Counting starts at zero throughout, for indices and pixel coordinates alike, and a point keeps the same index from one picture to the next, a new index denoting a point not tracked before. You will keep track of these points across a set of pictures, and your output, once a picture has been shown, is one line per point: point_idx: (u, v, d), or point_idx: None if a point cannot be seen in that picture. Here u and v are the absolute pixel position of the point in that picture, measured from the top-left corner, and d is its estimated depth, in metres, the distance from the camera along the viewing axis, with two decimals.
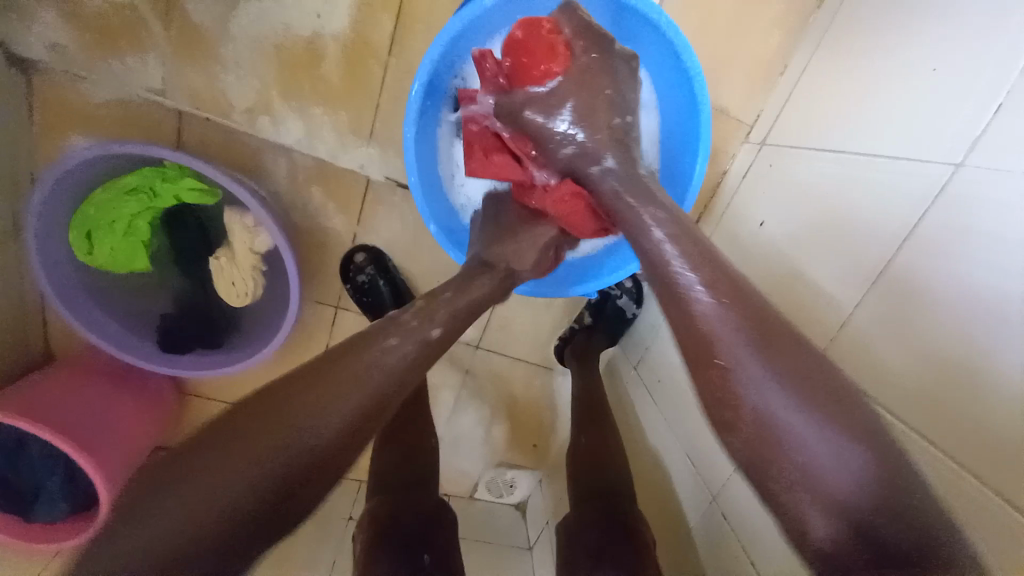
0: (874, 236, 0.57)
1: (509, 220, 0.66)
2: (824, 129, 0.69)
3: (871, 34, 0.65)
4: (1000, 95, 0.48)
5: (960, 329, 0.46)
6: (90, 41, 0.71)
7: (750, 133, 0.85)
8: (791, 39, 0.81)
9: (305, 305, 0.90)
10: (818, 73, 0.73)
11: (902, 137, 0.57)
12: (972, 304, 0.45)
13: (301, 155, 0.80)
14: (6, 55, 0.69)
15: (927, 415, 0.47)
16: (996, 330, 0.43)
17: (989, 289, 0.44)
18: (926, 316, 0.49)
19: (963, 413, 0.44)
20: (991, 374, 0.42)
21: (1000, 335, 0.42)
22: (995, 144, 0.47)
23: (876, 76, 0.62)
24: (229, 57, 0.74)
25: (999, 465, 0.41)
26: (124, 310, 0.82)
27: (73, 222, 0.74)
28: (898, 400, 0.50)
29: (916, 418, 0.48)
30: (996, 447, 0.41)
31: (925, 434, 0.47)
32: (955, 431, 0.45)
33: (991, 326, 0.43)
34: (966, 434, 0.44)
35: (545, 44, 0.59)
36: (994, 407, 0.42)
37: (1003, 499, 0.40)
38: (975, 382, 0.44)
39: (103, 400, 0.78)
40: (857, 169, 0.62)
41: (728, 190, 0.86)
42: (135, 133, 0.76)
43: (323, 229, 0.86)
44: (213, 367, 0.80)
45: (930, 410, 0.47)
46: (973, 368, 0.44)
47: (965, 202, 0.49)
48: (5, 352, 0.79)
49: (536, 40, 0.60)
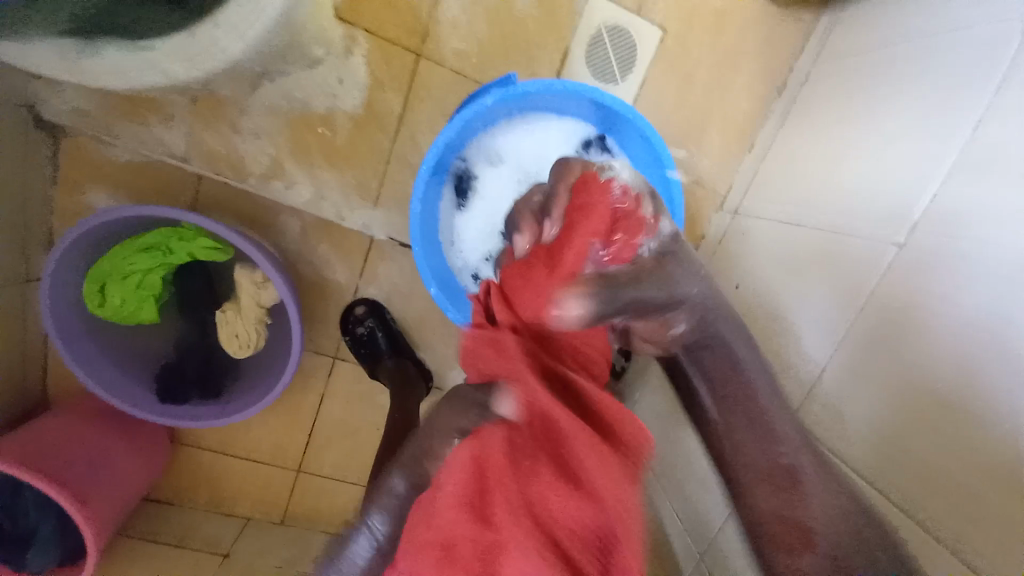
0: (845, 299, 0.62)
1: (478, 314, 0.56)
2: (790, 205, 0.77)
3: (832, 119, 0.75)
4: (934, 181, 0.56)
5: (944, 369, 0.49)
6: (122, 111, 0.77)
7: (723, 201, 0.93)
8: (758, 120, 0.91)
9: (303, 353, 0.94)
10: (782, 152, 0.83)
11: (856, 219, 0.64)
12: (953, 345, 0.49)
13: (310, 214, 0.86)
14: (34, 117, 0.75)
15: (916, 465, 0.50)
16: (988, 370, 0.45)
17: (970, 332, 0.48)
18: (908, 357, 0.53)
19: (955, 455, 0.47)
20: (979, 412, 0.46)
21: (989, 374, 0.45)
22: (939, 216, 0.54)
23: (833, 160, 0.71)
24: (250, 127, 0.80)
25: (966, 526, 0.45)
26: (125, 355, 0.85)
27: (88, 273, 0.77)
28: (888, 444, 0.53)
29: (903, 468, 0.51)
30: (990, 484, 0.44)
31: (916, 489, 0.50)
32: (950, 477, 0.47)
33: (956, 396, 0.47)
34: (964, 475, 0.46)
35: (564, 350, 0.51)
36: (955, 470, 0.47)
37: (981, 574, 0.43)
38: (963, 422, 0.47)
39: (104, 449, 0.80)
40: (818, 240, 0.69)
41: (707, 249, 0.93)
42: (154, 191, 0.82)
43: (328, 280, 0.90)
44: (216, 418, 0.81)
45: (926, 456, 0.49)
46: (944, 433, 0.48)
47: (936, 256, 0.54)
48: (9, 397, 0.81)
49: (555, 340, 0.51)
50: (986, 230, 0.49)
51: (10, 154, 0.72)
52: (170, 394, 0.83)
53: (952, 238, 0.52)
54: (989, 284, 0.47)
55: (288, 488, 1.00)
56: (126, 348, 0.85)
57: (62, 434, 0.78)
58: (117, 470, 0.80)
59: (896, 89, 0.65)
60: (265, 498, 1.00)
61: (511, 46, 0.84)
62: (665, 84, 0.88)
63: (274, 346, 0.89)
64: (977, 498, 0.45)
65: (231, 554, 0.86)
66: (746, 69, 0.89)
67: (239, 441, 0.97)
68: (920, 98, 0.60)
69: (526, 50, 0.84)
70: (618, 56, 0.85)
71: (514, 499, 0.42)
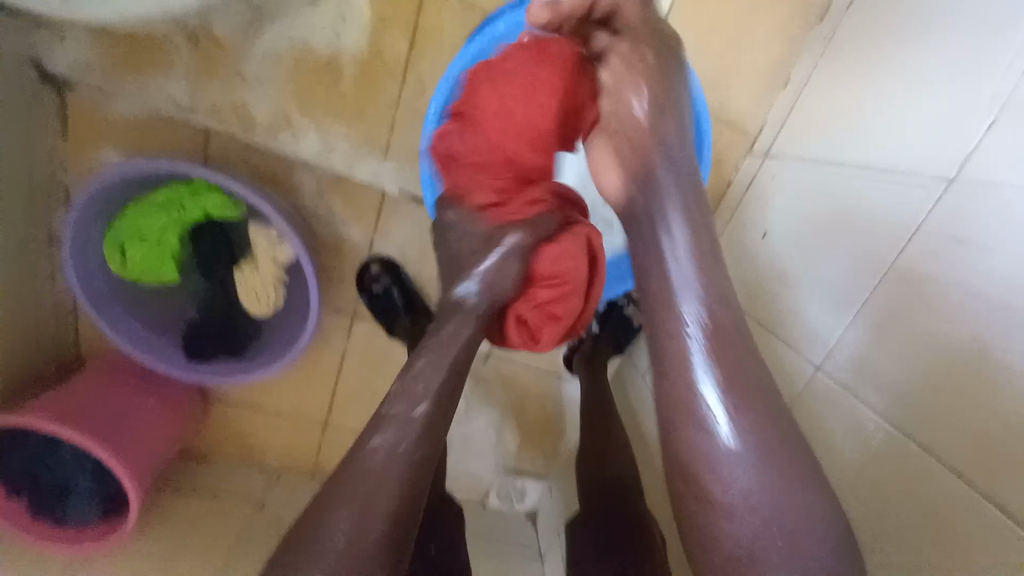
0: (882, 240, 0.58)
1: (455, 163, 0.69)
2: (826, 141, 0.71)
3: (876, 41, 0.67)
4: (995, 105, 0.50)
5: (975, 320, 0.46)
6: (121, 63, 0.75)
7: (753, 144, 0.87)
8: (792, 51, 0.83)
9: (321, 312, 0.94)
10: (821, 84, 0.76)
11: (900, 151, 0.59)
12: (983, 299, 0.46)
13: (320, 169, 0.84)
14: (37, 72, 0.74)
15: (938, 418, 0.48)
16: (1018, 322, 0.43)
17: (1006, 283, 0.44)
18: (940, 308, 0.50)
19: (977, 412, 0.45)
20: (1009, 363, 0.43)
21: (1018, 327, 0.43)
22: (996, 145, 0.49)
23: (875, 88, 0.65)
24: (252, 78, 0.77)
25: (992, 473, 0.43)
26: (149, 316, 0.87)
27: (107, 235, 0.78)
28: (908, 398, 0.51)
29: (926, 424, 0.49)
30: (1012, 430, 0.42)
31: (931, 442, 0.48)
32: (960, 433, 0.46)
33: (998, 350, 0.44)
34: (985, 427, 0.44)
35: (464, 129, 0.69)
36: (988, 422, 0.44)
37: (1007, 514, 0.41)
38: (995, 372, 0.44)
39: (136, 402, 0.83)
40: (854, 178, 0.64)
41: (735, 196, 0.88)
42: (165, 149, 0.81)
43: (341, 238, 0.89)
44: (238, 373, 0.84)
45: (952, 410, 0.47)
46: (978, 390, 0.45)
47: (976, 194, 0.49)
48: (41, 357, 0.84)
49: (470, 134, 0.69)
50: None
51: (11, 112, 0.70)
52: (195, 352, 0.85)
53: (1002, 171, 0.47)
54: None
55: (314, 443, 1.04)
56: (150, 309, 0.87)
57: (88, 391, 0.80)
58: (152, 428, 0.83)
59: None
60: (291, 455, 1.05)
61: None
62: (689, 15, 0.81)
63: (292, 305, 0.89)
64: (998, 449, 0.43)
65: (266, 503, 0.96)
66: None
67: (262, 398, 1.00)
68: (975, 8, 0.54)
69: None
70: None
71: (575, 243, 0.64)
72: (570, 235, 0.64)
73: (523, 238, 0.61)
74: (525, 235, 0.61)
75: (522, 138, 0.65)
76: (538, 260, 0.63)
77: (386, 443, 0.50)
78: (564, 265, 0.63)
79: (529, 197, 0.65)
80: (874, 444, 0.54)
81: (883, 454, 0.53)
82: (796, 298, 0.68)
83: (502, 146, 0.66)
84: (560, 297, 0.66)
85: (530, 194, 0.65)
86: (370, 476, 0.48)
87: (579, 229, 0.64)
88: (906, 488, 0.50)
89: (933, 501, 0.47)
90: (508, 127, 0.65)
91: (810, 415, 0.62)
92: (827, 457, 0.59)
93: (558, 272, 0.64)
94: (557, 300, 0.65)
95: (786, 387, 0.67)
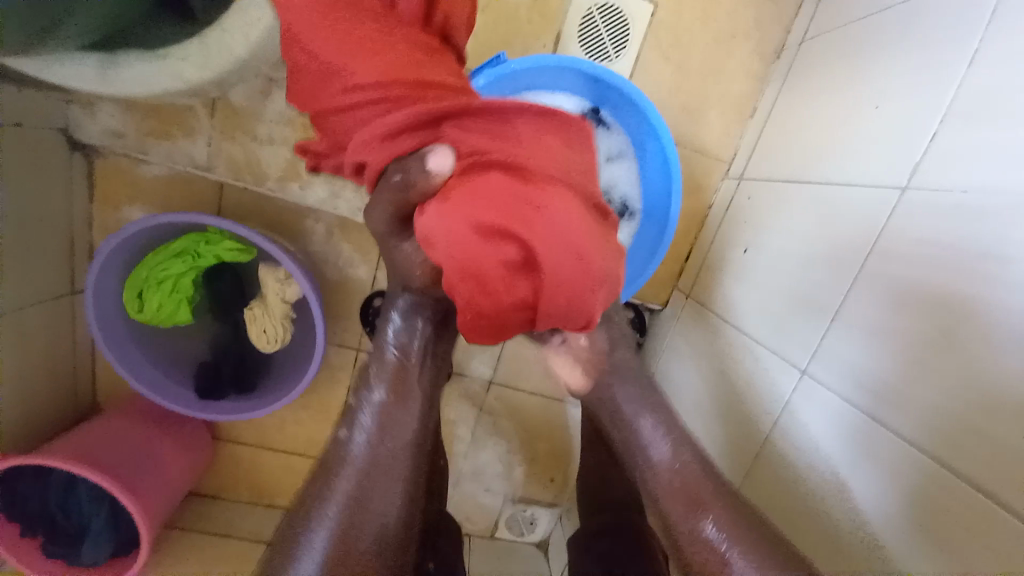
0: (853, 250, 0.62)
1: (331, 119, 0.52)
2: (793, 160, 0.76)
3: (834, 66, 0.73)
4: (935, 119, 0.55)
5: (956, 317, 0.48)
6: (146, 128, 0.82)
7: (729, 167, 0.93)
8: (758, 83, 0.91)
9: (329, 348, 0.97)
10: (783, 109, 0.83)
11: (858, 165, 0.64)
12: (961, 298, 0.48)
13: (327, 214, 0.90)
14: (68, 140, 0.81)
15: (925, 416, 0.49)
16: (997, 317, 0.45)
17: (982, 282, 0.46)
18: (922, 311, 0.51)
19: (964, 406, 0.46)
20: (990, 357, 0.45)
21: (998, 321, 0.44)
22: (940, 153, 0.53)
23: (833, 111, 0.70)
24: (263, 134, 0.84)
25: (987, 467, 0.44)
26: (164, 357, 0.90)
27: (126, 282, 0.83)
28: (895, 399, 0.52)
29: (915, 423, 0.50)
30: (1000, 421, 0.43)
31: (917, 440, 0.49)
32: (949, 431, 0.47)
33: (978, 344, 0.46)
34: (973, 421, 0.45)
35: (307, 78, 0.51)
36: (973, 411, 0.45)
37: (1004, 505, 0.42)
38: (974, 362, 0.46)
39: (150, 444, 0.86)
40: (823, 193, 0.68)
41: (716, 217, 0.92)
42: (182, 202, 0.88)
43: (348, 277, 0.94)
44: (248, 410, 0.86)
45: (939, 408, 0.48)
46: (963, 386, 0.46)
47: (931, 199, 0.53)
48: (62, 404, 0.87)
49: (302, 75, 0.51)
50: (984, 163, 0.49)
51: (46, 175, 0.78)
52: (208, 392, 0.88)
53: (951, 175, 0.52)
54: (995, 216, 0.46)
55: None
56: (163, 351, 0.91)
57: (102, 436, 0.83)
58: (165, 468, 0.86)
59: (893, 28, 0.63)
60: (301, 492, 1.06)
61: (505, 32, 0.86)
62: (662, 57, 0.88)
63: (302, 341, 0.93)
64: (987, 440, 0.44)
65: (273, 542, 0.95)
66: (743, 35, 0.89)
67: (274, 436, 1.02)
68: (910, 34, 0.60)
69: (519, 35, 0.86)
70: (610, 33, 0.86)
71: (486, 199, 0.45)
72: (448, 201, 0.45)
73: (396, 187, 0.49)
74: (399, 177, 0.49)
75: (351, 64, 0.48)
76: (432, 252, 0.48)
77: (366, 443, 0.51)
78: (450, 257, 0.46)
79: (399, 132, 0.49)
80: (864, 447, 0.55)
81: (875, 458, 0.53)
82: (780, 308, 0.71)
83: (365, 78, 0.48)
84: (481, 287, 0.47)
85: (394, 122, 0.48)
86: (359, 472, 0.49)
87: (478, 173, 0.46)
88: (898, 491, 0.51)
89: (928, 496, 0.48)
90: (343, 55, 0.48)
91: (798, 422, 0.64)
92: (824, 464, 0.59)
93: (455, 264, 0.46)
94: (474, 282, 0.47)
95: (774, 394, 0.68)
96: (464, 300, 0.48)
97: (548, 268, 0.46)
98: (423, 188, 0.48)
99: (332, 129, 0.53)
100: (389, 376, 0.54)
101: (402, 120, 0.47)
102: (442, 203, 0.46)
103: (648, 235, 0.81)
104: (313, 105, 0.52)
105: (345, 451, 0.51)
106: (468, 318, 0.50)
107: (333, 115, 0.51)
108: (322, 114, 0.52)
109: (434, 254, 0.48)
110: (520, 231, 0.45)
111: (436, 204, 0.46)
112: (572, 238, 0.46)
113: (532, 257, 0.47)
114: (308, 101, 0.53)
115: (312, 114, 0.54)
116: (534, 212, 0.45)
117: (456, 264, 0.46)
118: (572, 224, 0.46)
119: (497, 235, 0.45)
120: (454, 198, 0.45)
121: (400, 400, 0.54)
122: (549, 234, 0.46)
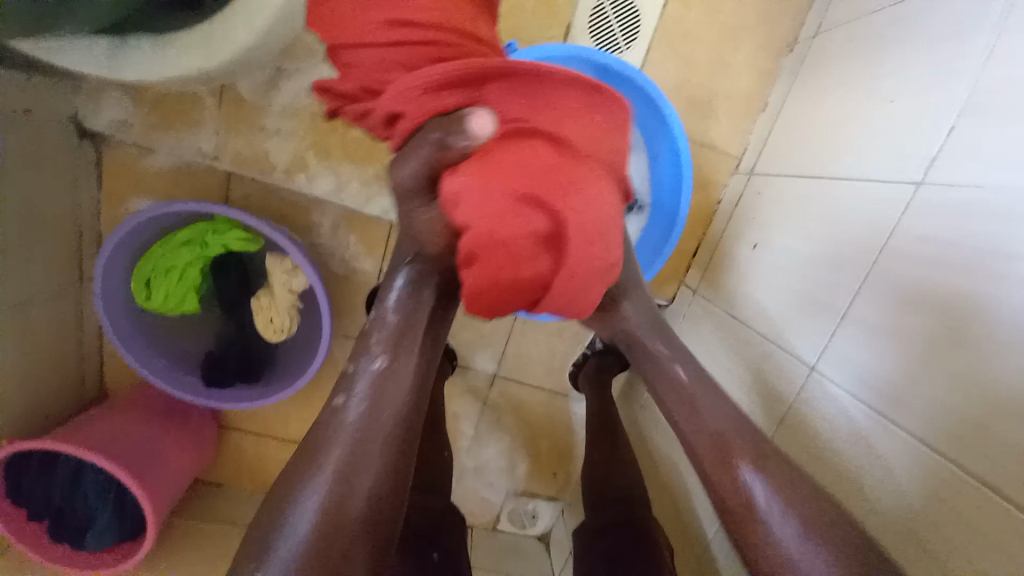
0: (865, 246, 0.61)
1: (358, 65, 0.47)
2: (804, 155, 0.75)
3: (847, 60, 0.72)
4: (951, 114, 0.54)
5: (967, 315, 0.47)
6: (154, 118, 0.82)
7: (738, 163, 0.92)
8: (768, 79, 0.89)
9: (333, 340, 0.98)
10: (795, 105, 0.81)
11: (871, 161, 0.63)
12: (974, 296, 0.47)
13: (333, 206, 0.90)
14: (76, 129, 0.81)
15: (933, 414, 0.49)
16: (1010, 316, 0.44)
17: (994, 279, 0.46)
18: (933, 308, 0.51)
19: (974, 405, 0.46)
20: (1002, 356, 0.44)
21: (1010, 320, 0.44)
22: (955, 149, 0.53)
23: (846, 106, 0.69)
24: (270, 124, 0.84)
25: (998, 467, 0.43)
26: (171, 347, 0.91)
27: (134, 271, 0.84)
28: (903, 397, 0.52)
29: (924, 421, 0.49)
30: (1011, 420, 0.43)
31: (926, 439, 0.49)
32: (958, 430, 0.46)
33: (990, 342, 0.45)
34: (983, 420, 0.45)
35: (338, 18, 0.46)
36: (984, 410, 0.45)
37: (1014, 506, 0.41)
38: (985, 361, 0.45)
39: (155, 433, 0.86)
40: (835, 189, 0.67)
41: (724, 212, 0.92)
42: (188, 193, 0.88)
43: (354, 269, 0.94)
44: (254, 400, 0.87)
45: (948, 407, 0.48)
46: (974, 384, 0.46)
47: (944, 196, 0.52)
48: (69, 393, 0.88)
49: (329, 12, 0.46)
50: (998, 159, 0.48)
51: (54, 164, 0.78)
52: (214, 381, 0.89)
53: (966, 170, 0.51)
54: (1009, 213, 0.46)
55: None
56: (171, 341, 0.91)
57: (106, 425, 0.83)
58: (170, 457, 0.86)
59: (907, 21, 0.62)
60: None
61: (513, 25, 0.85)
62: (672, 51, 0.87)
63: (307, 332, 0.93)
64: (997, 440, 0.43)
65: None
66: (754, 29, 0.88)
67: (278, 427, 1.03)
68: (926, 26, 0.59)
69: (528, 27, 0.85)
70: (621, 25, 0.85)
71: (525, 170, 0.46)
72: (492, 166, 0.46)
73: (434, 149, 0.47)
74: (437, 138, 0.46)
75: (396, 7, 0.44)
76: (457, 214, 0.49)
77: (361, 415, 0.47)
78: (479, 222, 0.47)
79: (442, 89, 0.46)
80: (873, 445, 0.54)
81: (885, 457, 0.53)
82: (789, 304, 0.70)
83: (412, 27, 0.45)
84: (504, 254, 0.49)
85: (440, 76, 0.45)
86: (352, 440, 0.45)
87: (522, 144, 0.47)
88: (908, 489, 0.50)
89: (938, 495, 0.47)
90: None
91: (806, 419, 0.63)
92: (831, 462, 0.58)
93: (484, 229, 0.47)
94: (497, 250, 0.48)
95: (781, 391, 0.68)
96: (480, 268, 0.50)
97: (572, 247, 0.48)
98: (463, 150, 0.47)
99: (356, 77, 0.48)
100: (391, 344, 0.52)
101: (449, 76, 0.45)
102: (481, 167, 0.47)
103: (656, 230, 0.81)
104: (340, 47, 0.48)
105: (338, 419, 0.47)
106: (478, 285, 0.50)
107: (364, 62, 0.47)
108: (348, 58, 0.47)
109: (461, 217, 0.49)
110: (553, 206, 0.47)
111: (474, 166, 0.47)
112: (599, 220, 0.48)
113: (558, 235, 0.48)
114: (332, 42, 0.48)
115: (332, 57, 0.49)
116: (569, 190, 0.47)
117: (484, 229, 0.47)
118: (601, 209, 0.49)
119: (529, 205, 0.47)
120: (496, 165, 0.46)
121: (400, 373, 0.51)
122: (579, 218, 0.48)
